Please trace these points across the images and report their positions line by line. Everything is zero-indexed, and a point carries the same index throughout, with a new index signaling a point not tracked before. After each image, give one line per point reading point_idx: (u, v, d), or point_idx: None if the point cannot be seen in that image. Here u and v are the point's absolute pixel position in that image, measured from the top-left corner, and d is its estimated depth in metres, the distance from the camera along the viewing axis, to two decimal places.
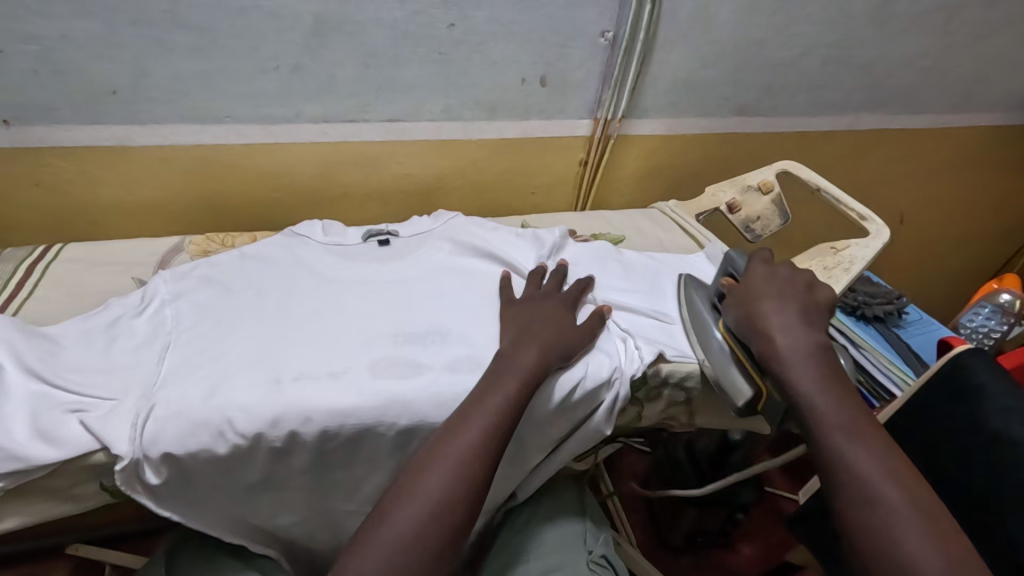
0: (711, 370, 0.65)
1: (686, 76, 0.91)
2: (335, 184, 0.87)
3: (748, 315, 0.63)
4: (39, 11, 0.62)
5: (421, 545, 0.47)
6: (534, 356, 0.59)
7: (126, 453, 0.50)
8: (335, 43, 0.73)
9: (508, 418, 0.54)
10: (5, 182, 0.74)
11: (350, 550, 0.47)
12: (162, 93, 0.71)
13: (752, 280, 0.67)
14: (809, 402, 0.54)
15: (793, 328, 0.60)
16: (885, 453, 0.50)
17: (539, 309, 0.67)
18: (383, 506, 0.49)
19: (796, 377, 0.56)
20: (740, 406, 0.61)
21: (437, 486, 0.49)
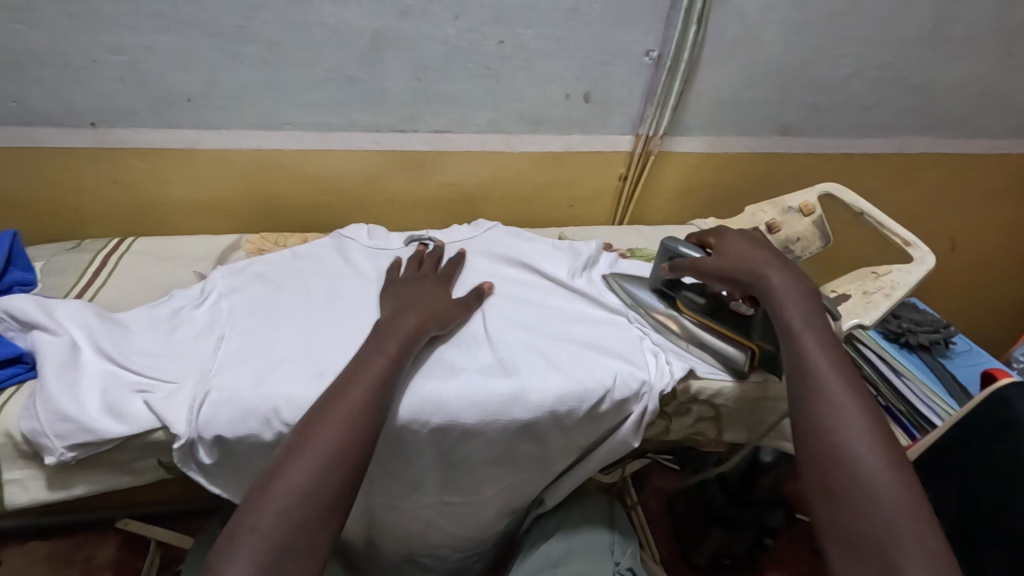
0: (703, 357, 0.69)
1: (731, 95, 0.92)
2: (383, 190, 0.91)
3: (737, 266, 0.65)
4: (127, 25, 0.68)
5: (315, 498, 0.46)
6: (412, 324, 0.62)
7: (183, 432, 0.55)
8: (389, 57, 0.77)
9: (390, 376, 0.56)
10: (88, 178, 0.81)
11: (244, 507, 0.45)
12: (229, 101, 0.77)
13: (733, 241, 0.69)
14: (797, 338, 0.56)
15: (790, 278, 0.62)
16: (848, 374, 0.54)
17: (419, 288, 0.68)
18: (275, 466, 0.48)
19: (788, 319, 0.58)
20: (741, 373, 0.67)
21: (329, 439, 0.49)
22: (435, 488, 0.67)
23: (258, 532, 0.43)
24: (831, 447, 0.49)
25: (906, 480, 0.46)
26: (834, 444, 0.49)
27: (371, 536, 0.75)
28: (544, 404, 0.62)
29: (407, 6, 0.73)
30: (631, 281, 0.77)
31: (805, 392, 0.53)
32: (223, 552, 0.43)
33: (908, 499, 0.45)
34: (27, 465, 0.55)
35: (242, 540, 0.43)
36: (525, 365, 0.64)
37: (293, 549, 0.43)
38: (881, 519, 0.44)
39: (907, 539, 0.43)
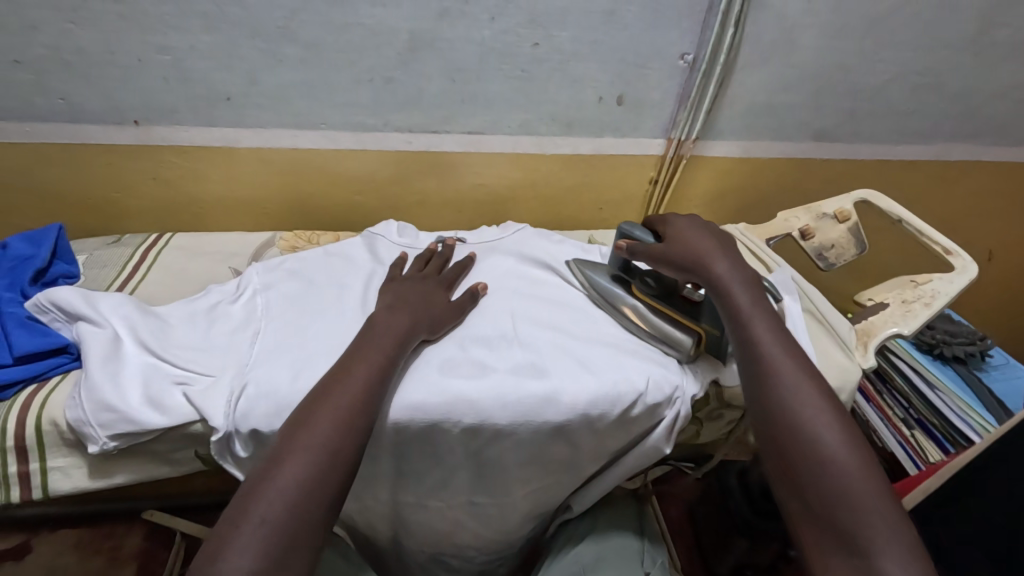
0: (652, 341, 0.69)
1: (765, 99, 0.91)
2: (413, 189, 0.92)
3: (686, 254, 0.64)
4: (173, 25, 0.70)
5: (322, 484, 0.46)
6: (404, 322, 0.62)
7: (221, 426, 0.55)
8: (425, 58, 0.77)
9: (388, 369, 0.56)
10: (130, 173, 0.83)
11: (243, 495, 0.44)
12: (268, 100, 0.78)
13: (678, 224, 0.68)
14: (749, 326, 0.57)
15: (732, 261, 0.63)
16: (801, 360, 0.54)
17: (411, 287, 0.68)
18: (275, 454, 0.46)
19: (739, 308, 0.59)
20: (686, 356, 0.67)
21: (326, 432, 0.48)
22: (463, 489, 0.67)
23: (264, 526, 0.42)
24: (794, 431, 0.49)
25: (867, 462, 0.47)
26: (793, 438, 0.49)
27: (397, 534, 0.76)
28: (576, 407, 0.61)
29: (445, 8, 0.73)
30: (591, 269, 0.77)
31: (765, 390, 0.53)
32: (223, 541, 0.41)
33: (871, 482, 0.46)
34: (70, 453, 0.56)
35: (240, 534, 0.41)
36: (557, 366, 0.64)
37: (293, 542, 0.42)
38: (847, 497, 0.45)
39: (874, 513, 0.44)
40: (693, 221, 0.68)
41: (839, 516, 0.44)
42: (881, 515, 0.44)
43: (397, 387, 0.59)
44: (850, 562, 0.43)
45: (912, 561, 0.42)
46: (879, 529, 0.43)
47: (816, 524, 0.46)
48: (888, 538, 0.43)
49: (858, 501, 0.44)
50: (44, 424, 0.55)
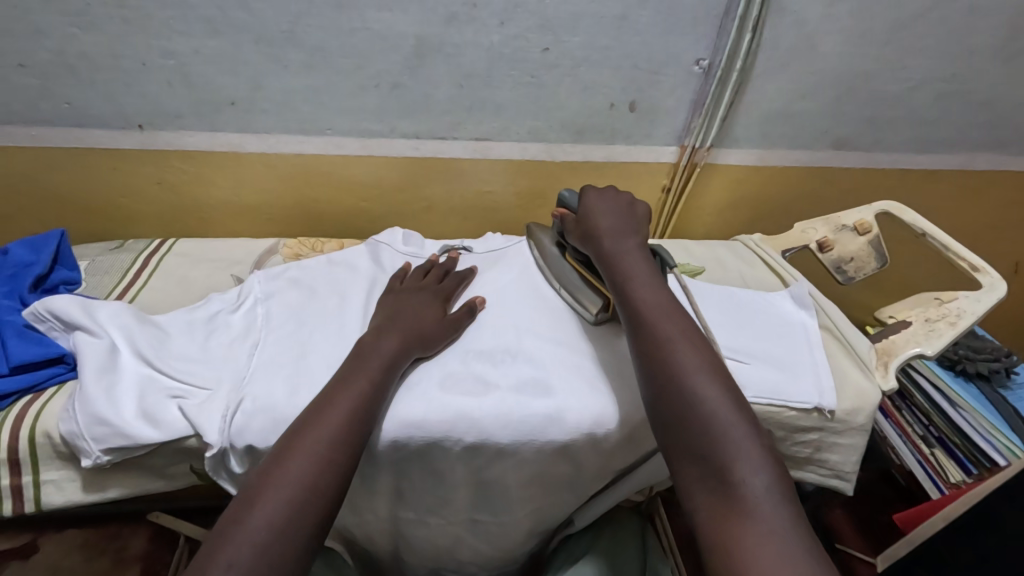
0: (569, 300, 0.72)
1: (781, 106, 0.88)
2: (420, 196, 0.90)
3: (584, 227, 0.70)
4: (178, 30, 0.69)
5: (295, 520, 0.44)
6: (393, 347, 0.60)
7: (216, 442, 0.54)
8: (432, 64, 0.76)
9: (373, 402, 0.54)
10: (135, 177, 0.82)
11: (216, 539, 0.43)
12: (273, 105, 0.77)
13: (586, 203, 0.72)
14: (628, 287, 0.61)
15: (620, 235, 0.67)
16: (685, 321, 0.56)
17: (405, 299, 0.68)
18: (249, 496, 0.45)
19: (620, 272, 0.62)
20: (592, 314, 0.69)
21: (302, 470, 0.47)
22: (465, 507, 0.66)
23: (234, 571, 0.40)
24: (662, 373, 0.52)
25: (736, 405, 0.49)
26: (672, 387, 0.50)
27: (397, 550, 0.74)
28: (580, 427, 0.59)
29: (453, 13, 0.71)
30: (540, 233, 0.79)
31: (647, 346, 0.54)
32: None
33: (738, 421, 0.47)
34: (63, 466, 0.55)
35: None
36: (562, 384, 0.62)
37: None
38: (704, 418, 0.47)
39: (729, 431, 0.46)
40: (601, 197, 0.71)
41: (697, 440, 0.47)
42: (735, 433, 0.46)
43: (390, 407, 0.58)
44: (713, 484, 0.45)
45: (764, 471, 0.44)
46: (739, 455, 0.45)
47: (684, 456, 0.47)
48: (744, 454, 0.45)
49: (715, 423, 0.47)
50: (38, 436, 0.54)
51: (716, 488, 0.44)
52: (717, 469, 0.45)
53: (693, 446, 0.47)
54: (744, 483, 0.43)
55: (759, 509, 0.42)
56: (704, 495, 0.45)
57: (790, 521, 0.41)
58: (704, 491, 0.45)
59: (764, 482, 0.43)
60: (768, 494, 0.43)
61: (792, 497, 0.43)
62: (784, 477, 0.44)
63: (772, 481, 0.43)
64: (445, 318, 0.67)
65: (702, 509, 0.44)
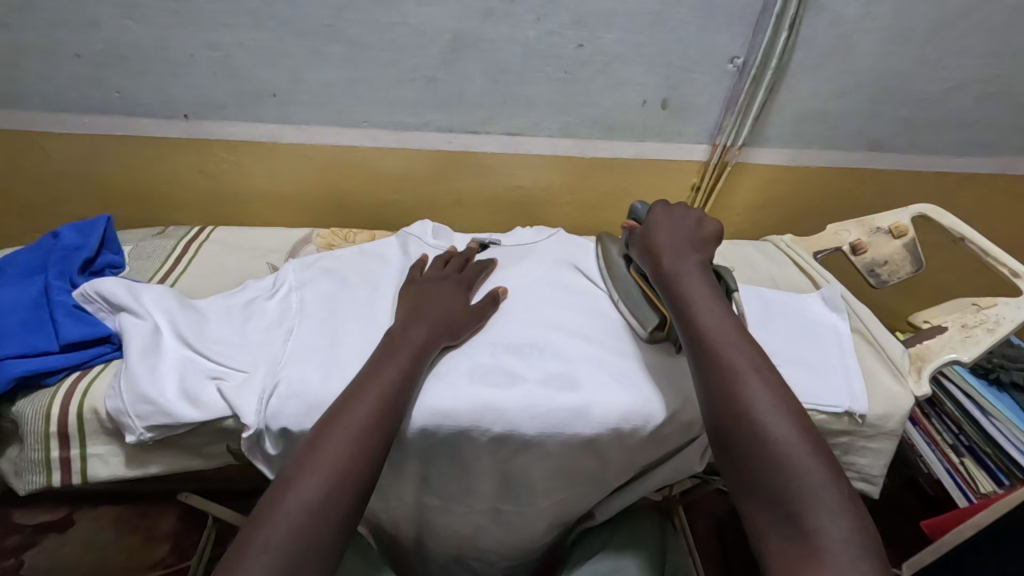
0: (624, 313, 0.71)
1: (817, 105, 0.87)
2: (450, 189, 0.91)
3: (647, 249, 0.67)
4: (224, 22, 0.71)
5: (328, 509, 0.45)
6: (421, 333, 0.61)
7: (252, 423, 0.56)
8: (468, 59, 0.76)
9: (397, 390, 0.55)
10: (177, 165, 0.85)
11: (256, 518, 0.44)
12: (312, 97, 0.79)
13: (652, 219, 0.70)
14: (690, 312, 0.57)
15: (682, 253, 0.64)
16: (751, 346, 0.53)
17: (432, 290, 0.68)
18: (288, 478, 0.47)
19: (681, 295, 0.59)
20: (645, 332, 0.67)
21: (335, 453, 0.48)
22: (489, 496, 0.67)
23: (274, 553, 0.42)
24: (728, 409, 0.49)
25: (808, 440, 0.46)
26: (738, 421, 0.48)
27: (420, 536, 0.76)
28: (607, 422, 0.59)
29: (490, 8, 0.72)
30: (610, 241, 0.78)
31: (710, 373, 0.52)
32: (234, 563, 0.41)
33: (813, 460, 0.45)
34: (109, 441, 0.57)
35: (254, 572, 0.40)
36: (589, 379, 0.62)
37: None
38: (773, 457, 0.45)
39: (804, 477, 0.43)
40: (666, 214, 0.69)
41: (766, 483, 0.44)
42: (809, 477, 0.43)
43: (419, 396, 0.59)
44: (787, 530, 0.42)
45: (842, 518, 0.41)
46: (816, 500, 0.42)
47: (754, 499, 0.45)
48: (820, 498, 0.42)
49: (787, 466, 0.44)
50: (86, 412, 0.56)
51: (791, 533, 0.42)
52: (788, 514, 0.42)
53: (762, 489, 0.44)
54: (818, 531, 0.41)
55: (837, 560, 0.39)
56: (777, 540, 0.42)
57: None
58: (775, 535, 0.43)
59: (842, 531, 0.41)
60: (845, 546, 0.40)
61: (873, 546, 0.41)
62: (863, 527, 0.41)
63: (851, 533, 0.41)
64: (471, 309, 0.68)
65: (774, 558, 0.42)
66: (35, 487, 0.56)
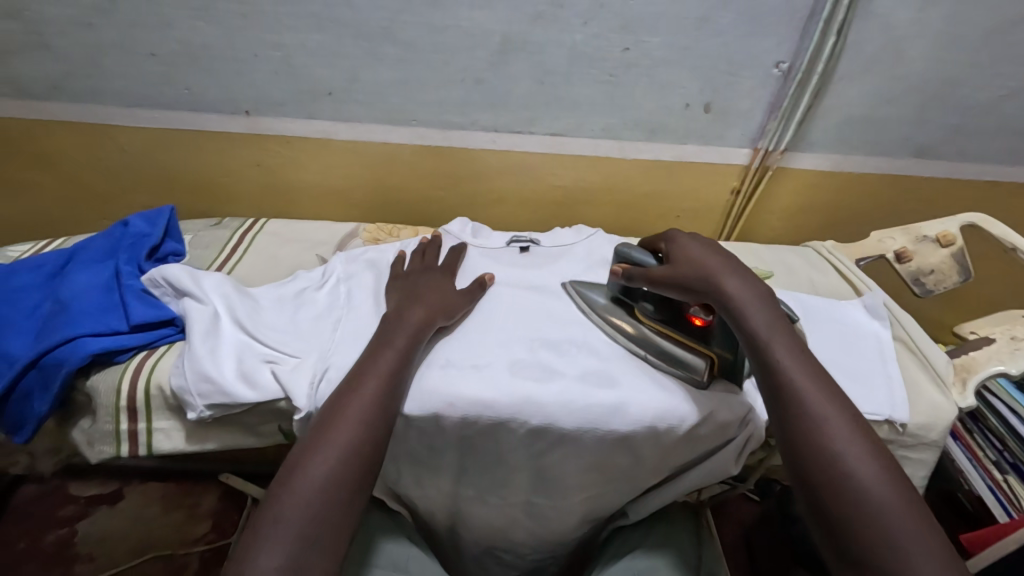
0: (659, 364, 0.65)
1: (865, 111, 0.86)
2: (491, 188, 0.94)
3: (695, 271, 0.58)
4: (285, 25, 0.74)
5: (341, 484, 0.48)
6: (418, 318, 0.63)
7: (303, 406, 0.58)
8: (515, 61, 0.78)
9: (397, 378, 0.57)
10: (235, 159, 0.89)
11: (266, 500, 0.46)
12: (364, 96, 0.82)
13: (685, 244, 0.62)
14: (766, 348, 0.52)
15: (751, 286, 0.57)
16: (843, 408, 0.48)
17: (417, 283, 0.70)
18: (293, 461, 0.48)
19: (761, 340, 0.52)
20: (704, 380, 0.63)
21: (348, 434, 0.50)
22: (523, 488, 0.68)
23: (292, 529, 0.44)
24: (818, 463, 0.46)
25: (925, 525, 0.42)
26: (850, 503, 0.43)
27: (454, 524, 0.78)
28: (643, 420, 0.60)
29: (539, 12, 0.73)
30: (589, 289, 0.73)
31: (808, 442, 0.47)
32: (252, 542, 0.44)
33: (935, 551, 0.40)
34: (171, 417, 0.61)
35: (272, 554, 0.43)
36: (626, 377, 0.64)
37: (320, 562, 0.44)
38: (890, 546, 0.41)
39: (912, 546, 0.40)
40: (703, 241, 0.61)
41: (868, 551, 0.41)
42: (919, 548, 0.40)
43: (460, 386, 0.60)
44: None
45: None
46: None
47: None
48: None
49: (890, 532, 0.41)
50: (152, 388, 0.60)
51: None
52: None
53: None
54: None
55: None
56: None
57: None
58: None
59: None
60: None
61: None
62: None
63: None
64: (455, 297, 0.69)
65: None
66: (105, 456, 0.61)
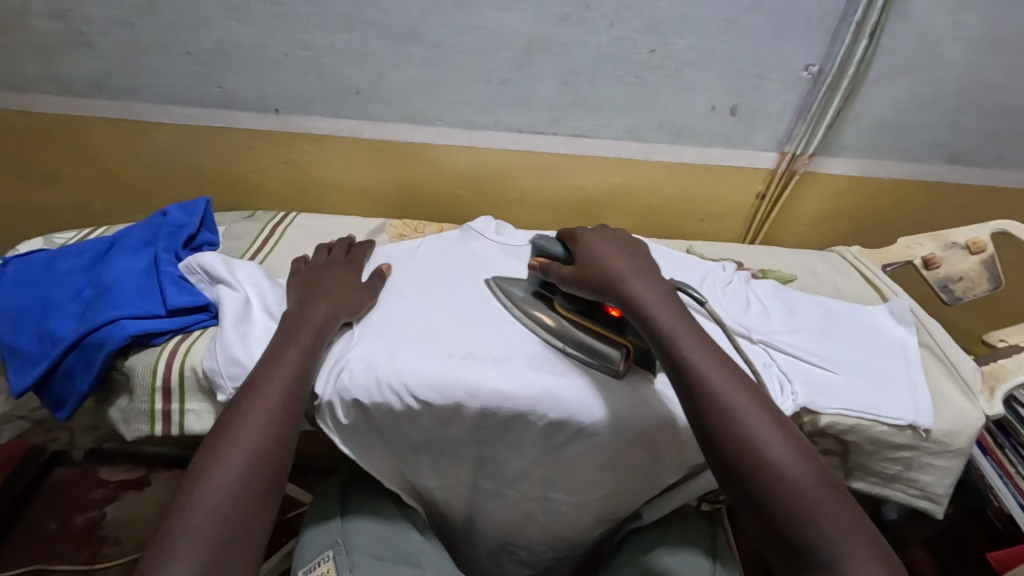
0: (580, 358, 0.64)
1: (893, 116, 0.85)
2: (515, 188, 0.95)
3: (600, 275, 0.59)
4: (319, 25, 0.77)
5: (247, 489, 0.48)
6: (324, 314, 0.63)
7: (323, 392, 0.61)
8: (541, 62, 0.80)
9: (301, 377, 0.57)
10: (267, 156, 0.92)
11: (168, 517, 0.45)
12: (392, 95, 0.84)
13: (588, 241, 0.62)
14: (671, 341, 0.52)
15: (647, 277, 0.58)
16: (734, 377, 0.49)
17: (321, 276, 0.70)
18: (194, 475, 0.48)
19: (658, 325, 0.53)
20: (619, 370, 0.62)
21: (251, 437, 0.50)
22: (541, 483, 0.69)
23: (198, 538, 0.44)
24: (744, 462, 0.45)
25: (823, 477, 0.44)
26: (755, 470, 0.45)
27: (472, 517, 0.79)
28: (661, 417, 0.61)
29: (566, 13, 0.75)
30: (512, 283, 0.72)
31: (708, 420, 0.47)
32: (156, 557, 0.43)
33: (828, 499, 0.43)
34: (204, 398, 0.63)
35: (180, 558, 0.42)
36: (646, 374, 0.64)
37: (247, 545, 0.46)
38: (797, 506, 0.43)
39: (830, 521, 0.42)
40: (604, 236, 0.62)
41: (800, 536, 0.42)
42: (838, 521, 0.42)
43: (481, 376, 0.62)
44: None
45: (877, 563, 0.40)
46: (846, 548, 0.41)
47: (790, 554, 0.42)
48: (851, 547, 0.41)
49: (817, 515, 0.42)
50: (186, 370, 0.62)
51: None
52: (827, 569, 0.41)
53: (797, 542, 0.42)
54: None
55: None
56: None
57: None
58: None
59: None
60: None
61: None
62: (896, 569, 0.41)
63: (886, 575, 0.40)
64: (361, 289, 0.70)
65: None
66: (140, 433, 0.63)
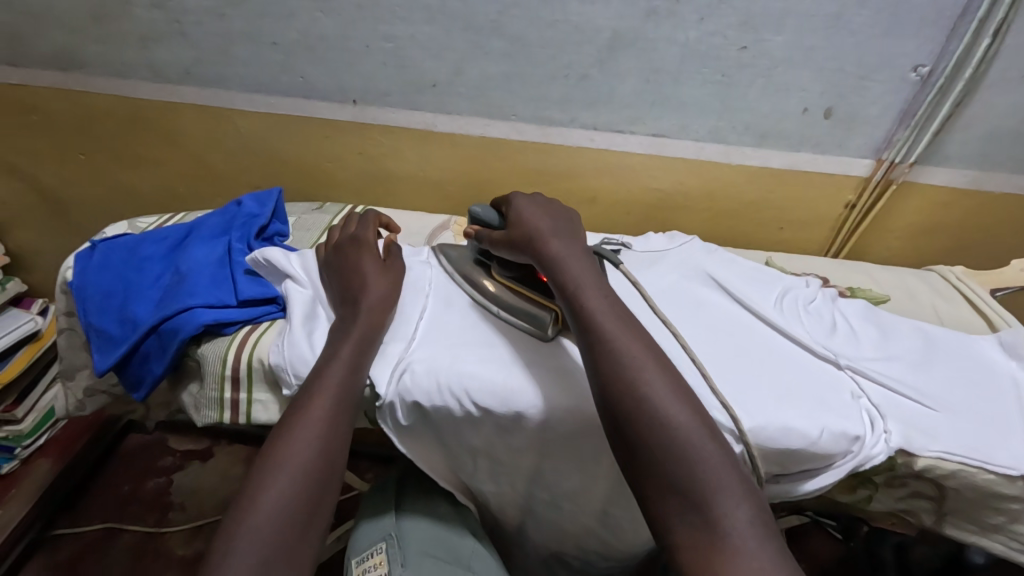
0: (511, 320, 0.66)
1: (1015, 123, 0.76)
2: (584, 187, 0.91)
3: (526, 233, 0.62)
4: (399, 17, 0.76)
5: (293, 511, 0.47)
6: (366, 324, 0.61)
7: (386, 392, 0.59)
8: (623, 58, 0.76)
9: (347, 392, 0.55)
10: (338, 146, 0.92)
11: (217, 542, 0.44)
12: (467, 90, 0.82)
13: (521, 205, 0.66)
14: (578, 294, 0.55)
15: (568, 239, 0.61)
16: (628, 328, 0.52)
17: (354, 261, 0.67)
18: (244, 501, 0.47)
19: (569, 279, 0.56)
20: (547, 332, 0.63)
21: (299, 457, 0.50)
22: (600, 498, 0.67)
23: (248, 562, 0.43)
24: (624, 399, 0.47)
25: (697, 418, 0.46)
26: (635, 409, 0.46)
27: (524, 525, 0.77)
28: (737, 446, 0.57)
29: (654, 7, 0.70)
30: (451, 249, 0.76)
31: (603, 366, 0.49)
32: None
33: (705, 441, 0.45)
34: (270, 390, 0.63)
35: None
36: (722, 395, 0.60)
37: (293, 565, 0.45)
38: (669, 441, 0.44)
39: (700, 457, 0.44)
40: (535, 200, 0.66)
41: (673, 469, 0.44)
42: (709, 459, 0.44)
43: (546, 389, 0.59)
44: (693, 519, 0.42)
45: (744, 502, 0.42)
46: (714, 482, 0.43)
47: (663, 488, 0.44)
48: (723, 485, 0.43)
49: (690, 454, 0.44)
50: (254, 360, 0.63)
51: (697, 516, 0.42)
52: (693, 499, 0.42)
53: (669, 479, 0.43)
54: (724, 515, 0.41)
55: (745, 545, 0.40)
56: (683, 528, 0.42)
57: (776, 554, 0.40)
58: (682, 524, 0.42)
59: (745, 514, 0.42)
60: (750, 529, 0.41)
61: (772, 528, 0.42)
62: (760, 507, 0.43)
63: (750, 513, 0.42)
64: (384, 271, 0.68)
65: (682, 544, 0.42)
66: (210, 420, 0.64)
